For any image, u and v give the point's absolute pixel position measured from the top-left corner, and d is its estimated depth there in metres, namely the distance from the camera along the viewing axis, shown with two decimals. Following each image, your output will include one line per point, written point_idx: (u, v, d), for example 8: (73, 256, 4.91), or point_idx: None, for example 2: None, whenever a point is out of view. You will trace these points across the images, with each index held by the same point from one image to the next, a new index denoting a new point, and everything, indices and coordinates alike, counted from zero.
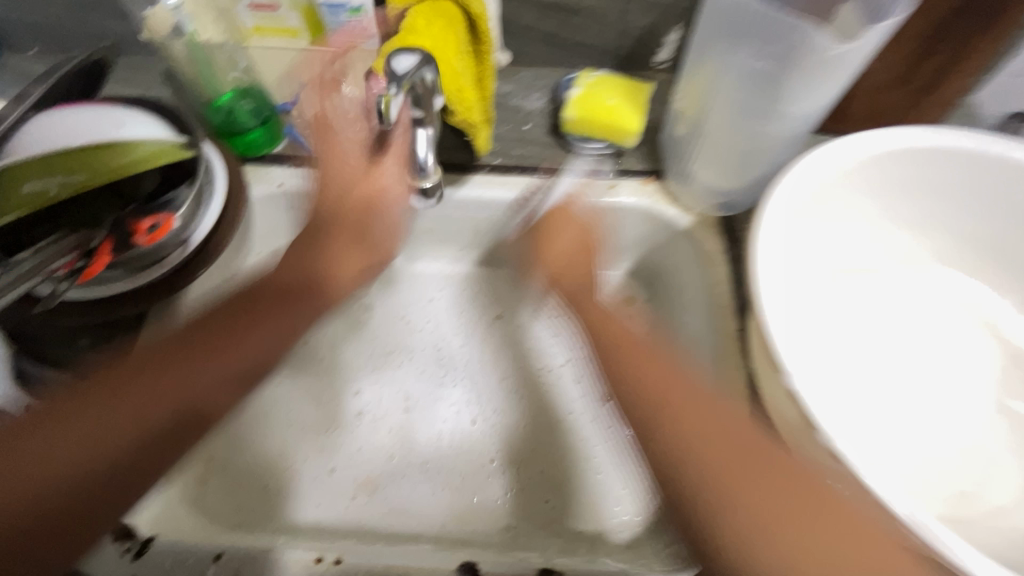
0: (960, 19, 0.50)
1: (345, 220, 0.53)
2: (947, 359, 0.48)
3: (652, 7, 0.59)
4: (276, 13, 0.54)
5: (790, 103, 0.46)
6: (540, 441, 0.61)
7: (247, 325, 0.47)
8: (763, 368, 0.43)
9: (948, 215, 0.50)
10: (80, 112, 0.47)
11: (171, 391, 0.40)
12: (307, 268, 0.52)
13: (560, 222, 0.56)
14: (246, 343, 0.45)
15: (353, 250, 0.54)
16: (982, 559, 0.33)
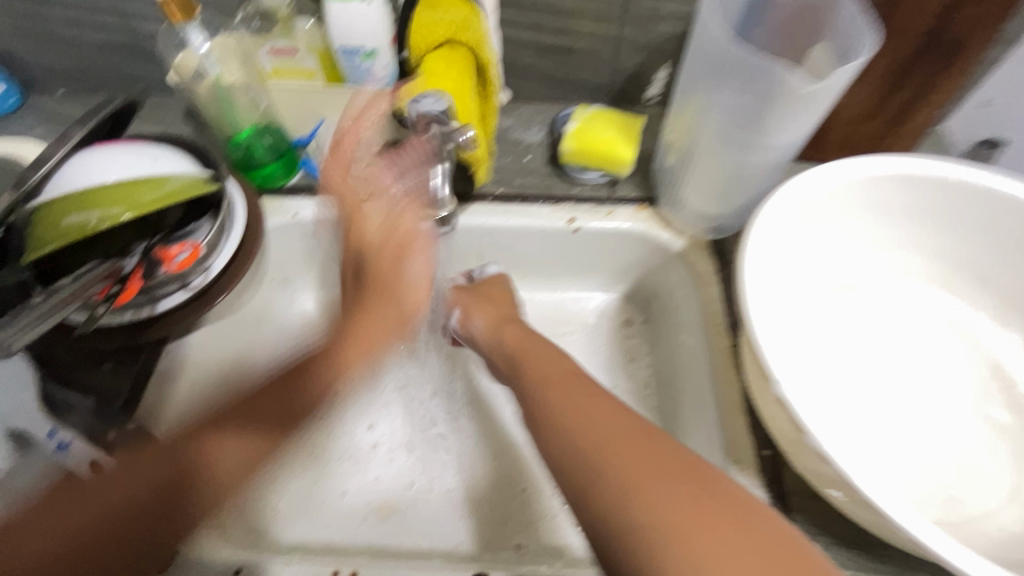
0: (925, 56, 0.55)
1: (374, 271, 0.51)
2: (932, 374, 0.50)
3: (642, 47, 0.64)
4: (296, 56, 0.59)
5: (773, 135, 0.50)
6: (524, 459, 0.63)
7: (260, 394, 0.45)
8: (757, 380, 0.45)
9: (925, 234, 0.53)
10: (116, 151, 0.50)
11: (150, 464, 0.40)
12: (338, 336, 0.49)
13: (491, 284, 0.64)
14: (255, 411, 0.44)
15: (380, 316, 0.50)
16: (974, 558, 0.35)
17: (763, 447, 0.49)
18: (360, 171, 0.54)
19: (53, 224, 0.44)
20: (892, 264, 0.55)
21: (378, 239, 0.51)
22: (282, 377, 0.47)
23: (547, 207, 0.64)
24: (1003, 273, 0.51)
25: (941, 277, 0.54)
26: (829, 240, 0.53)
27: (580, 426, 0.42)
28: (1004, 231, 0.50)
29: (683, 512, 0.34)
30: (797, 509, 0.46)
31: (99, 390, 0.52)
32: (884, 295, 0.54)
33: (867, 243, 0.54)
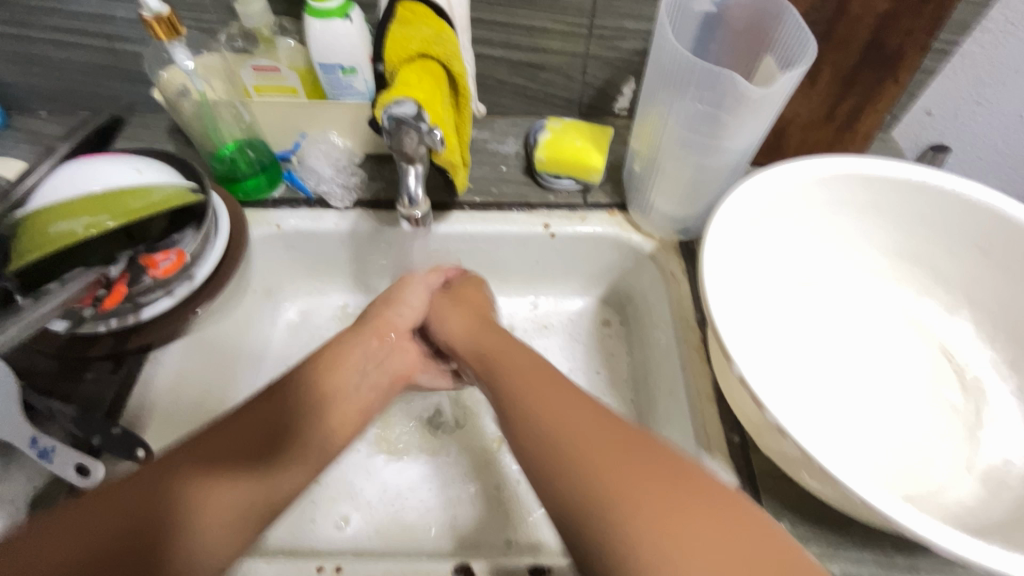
0: (866, 67, 0.59)
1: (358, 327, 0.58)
2: (888, 359, 0.53)
3: (608, 63, 0.68)
4: (277, 74, 0.61)
5: (729, 138, 0.53)
6: (496, 458, 0.63)
7: (250, 420, 0.47)
8: (722, 364, 0.48)
9: (874, 229, 0.57)
10: (100, 162, 0.51)
11: (166, 490, 0.39)
12: (359, 364, 0.55)
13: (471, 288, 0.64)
14: (251, 444, 0.45)
15: (354, 351, 0.55)
16: (941, 528, 0.37)
17: (734, 433, 0.51)
18: (369, 327, 0.58)
19: (38, 232, 0.45)
20: (846, 257, 0.58)
21: (388, 314, 0.60)
22: (280, 405, 0.48)
23: (523, 213, 0.67)
24: (946, 264, 0.55)
25: (892, 269, 0.58)
26: (788, 236, 0.56)
27: (527, 389, 0.45)
28: (945, 224, 0.53)
29: (597, 449, 0.38)
30: (766, 491, 0.48)
31: (81, 398, 0.52)
32: (839, 289, 0.58)
33: (823, 238, 0.58)
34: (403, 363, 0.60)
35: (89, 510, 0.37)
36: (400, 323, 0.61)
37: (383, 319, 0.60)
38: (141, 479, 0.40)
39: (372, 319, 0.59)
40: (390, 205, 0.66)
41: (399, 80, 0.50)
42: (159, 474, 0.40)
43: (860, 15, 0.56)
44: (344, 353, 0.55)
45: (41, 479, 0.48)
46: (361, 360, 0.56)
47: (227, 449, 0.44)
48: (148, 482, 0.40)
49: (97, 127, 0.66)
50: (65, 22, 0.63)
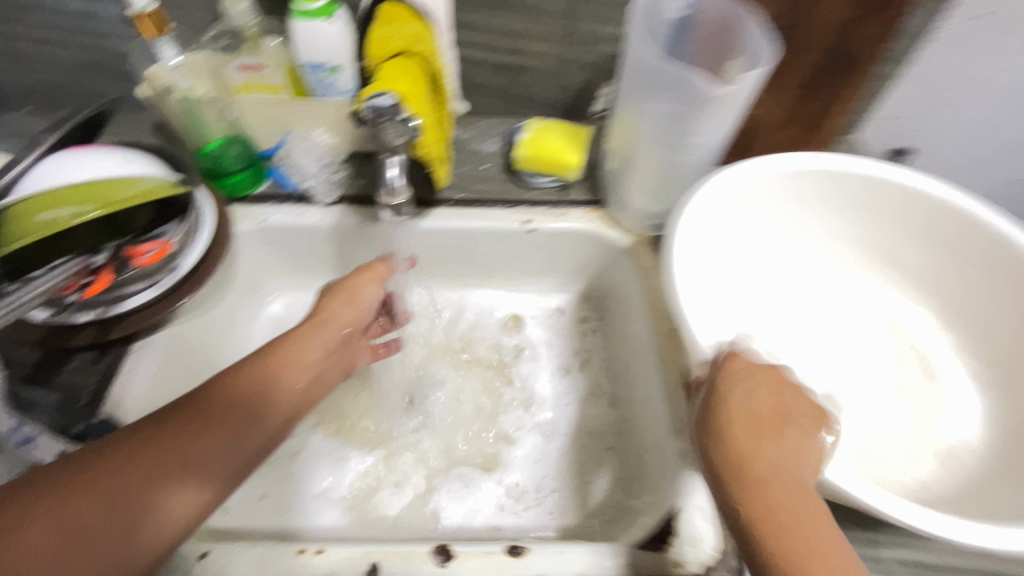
0: (829, 71, 0.63)
1: (319, 314, 0.56)
2: (852, 346, 0.56)
3: (586, 65, 0.71)
4: (261, 71, 0.63)
5: (699, 134, 0.56)
6: (482, 450, 0.66)
7: (221, 408, 0.46)
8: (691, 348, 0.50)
9: (835, 221, 0.59)
10: (86, 154, 0.52)
11: (134, 470, 0.41)
12: (317, 353, 0.54)
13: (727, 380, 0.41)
14: (218, 430, 0.45)
15: (313, 340, 0.54)
16: (906, 505, 0.39)
17: None
18: (333, 319, 0.56)
19: (23, 220, 0.46)
20: (811, 248, 0.61)
21: (350, 306, 0.58)
22: (249, 395, 0.48)
23: (504, 210, 0.69)
24: (905, 255, 0.58)
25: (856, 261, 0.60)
26: (751, 229, 0.59)
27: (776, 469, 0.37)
28: (900, 216, 0.56)
29: None
30: None
31: (62, 387, 0.52)
32: (805, 281, 0.60)
33: (786, 232, 0.60)
34: (347, 359, 0.58)
35: (66, 485, 0.39)
36: (360, 307, 0.58)
37: (339, 308, 0.57)
38: (110, 456, 0.41)
39: (335, 309, 0.57)
40: (374, 202, 0.68)
41: (380, 76, 0.52)
42: (129, 454, 0.42)
43: (821, 21, 0.58)
44: (301, 345, 0.53)
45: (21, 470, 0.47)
46: (320, 348, 0.54)
47: (194, 431, 0.45)
48: (122, 459, 0.41)
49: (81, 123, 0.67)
50: (49, 20, 0.64)
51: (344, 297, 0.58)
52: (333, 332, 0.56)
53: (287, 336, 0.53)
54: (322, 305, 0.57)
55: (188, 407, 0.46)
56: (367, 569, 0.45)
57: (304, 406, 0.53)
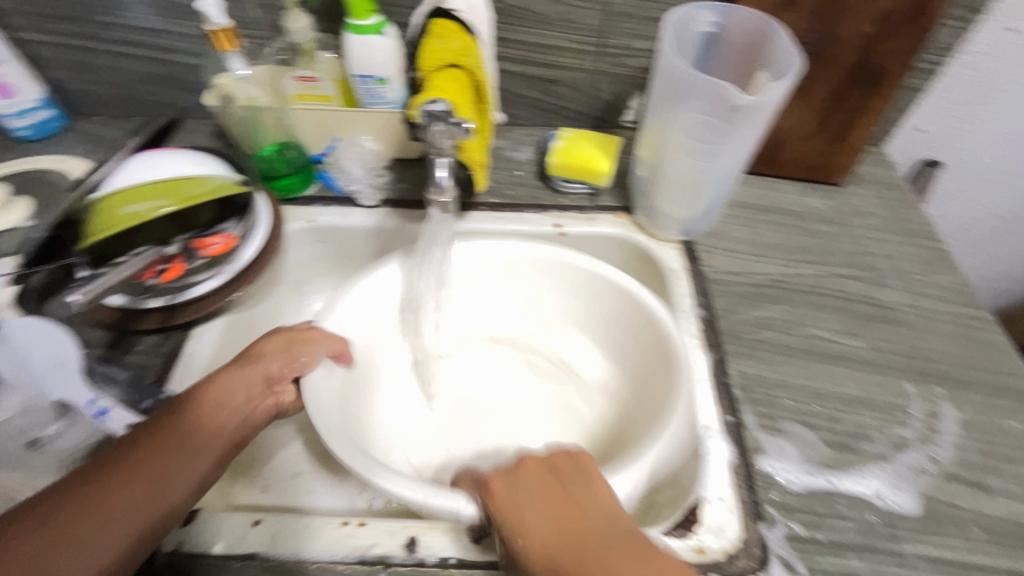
0: (855, 83, 0.64)
1: (251, 353, 0.52)
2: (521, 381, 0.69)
3: (617, 78, 0.74)
4: (316, 83, 0.68)
5: (728, 143, 0.59)
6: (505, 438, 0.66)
7: (143, 455, 0.42)
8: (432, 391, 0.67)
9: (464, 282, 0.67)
10: (164, 155, 0.58)
11: (49, 535, 0.37)
12: (240, 398, 0.49)
13: (507, 493, 0.42)
14: (146, 475, 0.41)
15: (236, 386, 0.49)
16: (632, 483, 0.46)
17: (729, 414, 0.54)
18: (257, 366, 0.51)
19: (111, 211, 0.52)
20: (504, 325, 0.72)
21: (280, 351, 0.52)
22: (174, 440, 0.44)
23: (536, 214, 0.72)
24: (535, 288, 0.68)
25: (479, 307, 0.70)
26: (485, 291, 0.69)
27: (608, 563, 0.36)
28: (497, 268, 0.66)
29: None
30: (760, 466, 0.51)
31: (132, 366, 0.57)
32: (509, 336, 0.71)
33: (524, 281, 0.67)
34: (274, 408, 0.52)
35: None
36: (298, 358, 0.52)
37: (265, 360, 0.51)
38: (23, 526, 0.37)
39: (259, 351, 0.52)
40: (414, 204, 0.72)
41: (431, 86, 0.57)
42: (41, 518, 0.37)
43: (848, 37, 0.61)
44: (221, 391, 0.48)
45: (93, 438, 0.52)
46: (239, 391, 0.49)
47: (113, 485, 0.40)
48: (30, 524, 0.37)
49: (150, 130, 0.73)
50: (126, 36, 0.70)
51: (282, 338, 0.53)
52: (260, 378, 0.51)
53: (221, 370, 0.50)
54: (253, 353, 0.52)
55: (107, 457, 0.42)
56: (404, 542, 0.48)
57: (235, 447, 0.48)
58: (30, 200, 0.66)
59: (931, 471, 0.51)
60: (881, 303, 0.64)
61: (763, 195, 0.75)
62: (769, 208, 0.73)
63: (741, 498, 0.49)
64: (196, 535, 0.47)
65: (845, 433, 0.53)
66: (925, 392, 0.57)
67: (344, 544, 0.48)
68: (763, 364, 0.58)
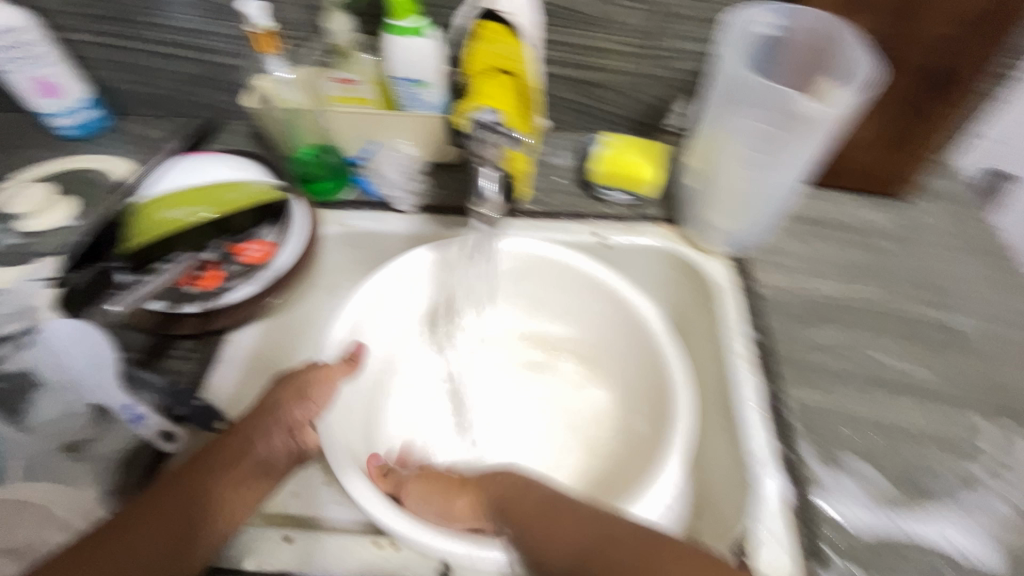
0: (925, 89, 0.59)
1: (274, 394, 0.51)
2: (551, 395, 0.69)
3: (663, 82, 0.71)
4: (354, 86, 0.66)
5: (788, 155, 0.55)
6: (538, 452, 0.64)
7: (170, 498, 0.43)
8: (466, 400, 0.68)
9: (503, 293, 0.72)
10: (204, 162, 0.58)
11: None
12: (264, 446, 0.48)
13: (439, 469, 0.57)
14: (172, 516, 0.42)
15: (262, 430, 0.48)
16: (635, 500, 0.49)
17: (785, 446, 0.51)
18: (278, 408, 0.50)
19: (151, 219, 0.53)
20: (531, 331, 0.73)
21: (297, 392, 0.51)
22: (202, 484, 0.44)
23: (575, 223, 0.69)
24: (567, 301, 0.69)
25: (520, 317, 0.73)
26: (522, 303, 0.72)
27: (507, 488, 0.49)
28: (534, 278, 0.69)
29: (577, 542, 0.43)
30: (817, 503, 0.48)
31: (170, 372, 0.57)
32: (547, 350, 0.72)
33: (559, 295, 0.69)
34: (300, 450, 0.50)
35: None
36: (314, 400, 0.51)
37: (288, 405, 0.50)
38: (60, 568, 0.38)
39: (279, 392, 0.51)
40: (451, 210, 0.70)
41: (477, 91, 0.59)
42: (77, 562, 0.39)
43: (920, 40, 0.56)
44: (246, 439, 0.47)
45: (128, 444, 0.50)
46: (264, 436, 0.48)
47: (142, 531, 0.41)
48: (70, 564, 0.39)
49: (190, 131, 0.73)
50: (170, 37, 0.70)
51: (298, 378, 0.52)
52: (284, 419, 0.49)
53: (250, 415, 0.49)
54: (276, 394, 0.51)
55: (140, 500, 0.43)
56: (436, 570, 0.47)
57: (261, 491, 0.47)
58: (72, 199, 0.66)
59: (1009, 517, 0.48)
60: (949, 328, 0.60)
61: (819, 207, 0.70)
62: (826, 222, 0.69)
63: (797, 536, 0.47)
64: (230, 556, 0.47)
65: (912, 471, 0.50)
66: (998, 427, 0.53)
67: (375, 568, 0.48)
68: (820, 392, 0.55)
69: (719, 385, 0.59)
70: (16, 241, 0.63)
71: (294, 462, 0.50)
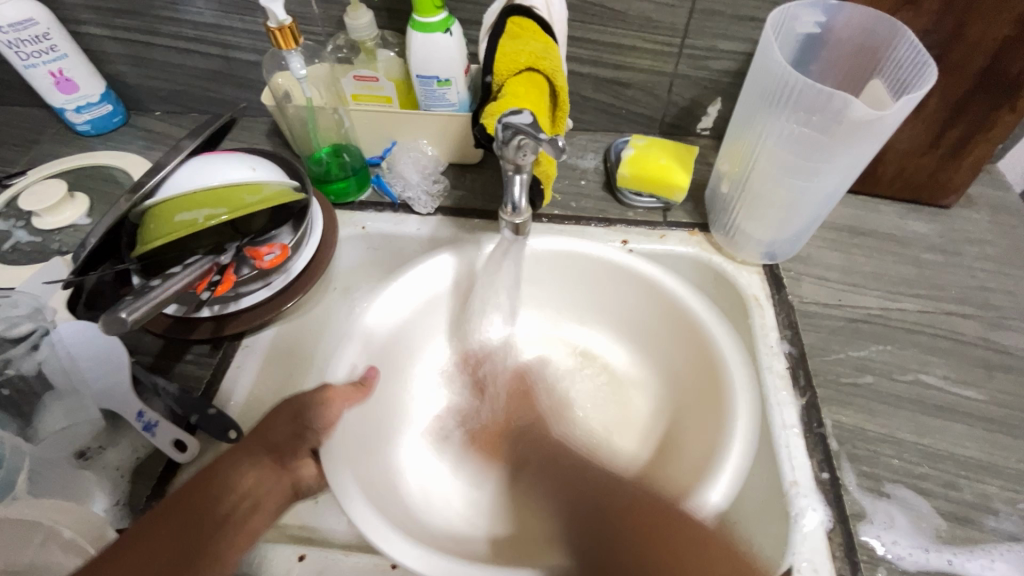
0: (981, 93, 0.56)
1: (273, 419, 0.47)
2: (593, 391, 0.64)
3: (696, 82, 0.68)
4: (376, 83, 0.64)
5: (833, 163, 0.52)
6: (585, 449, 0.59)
7: (144, 544, 0.38)
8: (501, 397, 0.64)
9: (533, 293, 0.68)
10: (222, 161, 0.56)
11: None
12: (254, 480, 0.43)
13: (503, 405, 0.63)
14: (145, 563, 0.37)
15: (254, 462, 0.44)
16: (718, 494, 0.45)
17: (824, 471, 0.48)
18: (268, 442, 0.46)
19: (163, 219, 0.50)
20: (561, 332, 0.69)
21: (295, 421, 0.47)
22: (182, 525, 0.39)
23: (601, 228, 0.66)
24: (607, 299, 0.65)
25: (553, 316, 0.69)
26: (558, 301, 0.68)
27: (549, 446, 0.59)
28: (570, 275, 0.64)
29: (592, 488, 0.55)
30: (859, 534, 0.45)
31: (181, 377, 0.56)
32: (589, 346, 0.68)
33: (596, 292, 0.65)
34: (296, 487, 0.46)
35: None
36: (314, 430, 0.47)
37: (279, 433, 0.47)
38: None
39: (278, 417, 0.47)
40: (473, 212, 0.68)
41: (507, 93, 0.53)
42: None
43: (978, 41, 0.52)
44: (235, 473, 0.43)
45: (142, 452, 0.51)
46: (254, 471, 0.43)
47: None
48: None
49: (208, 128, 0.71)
50: (186, 31, 0.69)
51: (295, 404, 0.48)
52: (278, 450, 0.45)
53: (241, 446, 0.45)
54: (269, 423, 0.47)
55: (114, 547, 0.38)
56: None
57: (249, 534, 0.41)
58: (87, 196, 0.65)
59: None
60: (1002, 349, 0.56)
61: (859, 216, 0.67)
62: (865, 232, 0.65)
63: (840, 570, 0.44)
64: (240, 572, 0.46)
65: (964, 504, 0.47)
66: None
67: None
68: (863, 415, 0.52)
69: None
70: (31, 238, 0.62)
71: (288, 500, 0.45)
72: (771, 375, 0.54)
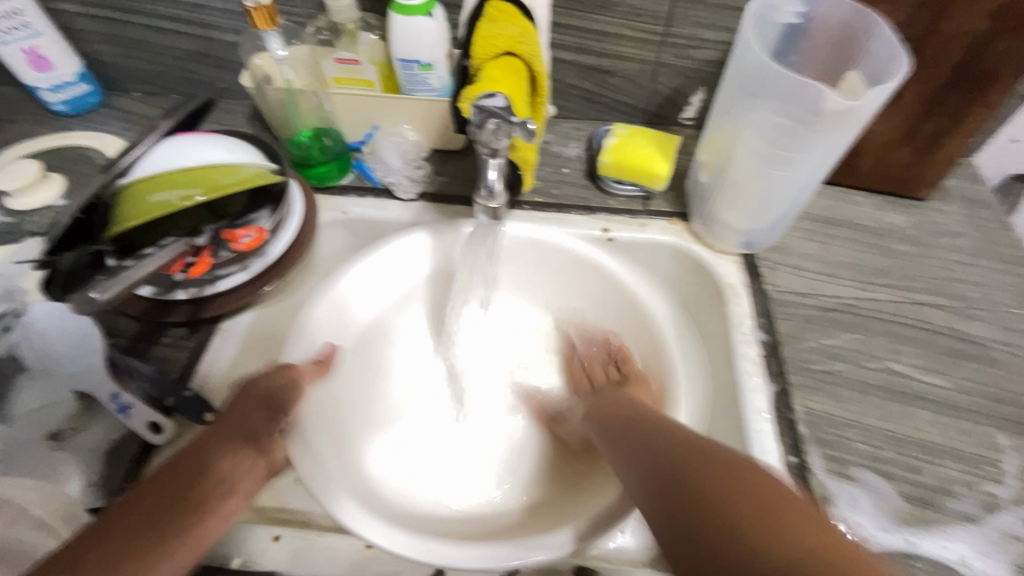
0: (957, 87, 0.56)
1: (241, 405, 0.47)
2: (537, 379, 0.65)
3: (679, 72, 0.68)
4: (357, 67, 0.63)
5: (810, 152, 0.52)
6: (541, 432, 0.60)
7: (121, 526, 0.37)
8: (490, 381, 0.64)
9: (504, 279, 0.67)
10: (198, 141, 0.55)
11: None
12: (229, 463, 0.43)
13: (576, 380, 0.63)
14: (125, 540, 0.36)
15: (227, 445, 0.44)
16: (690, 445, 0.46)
17: (793, 455, 0.50)
18: (239, 425, 0.46)
19: (137, 199, 0.50)
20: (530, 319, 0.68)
21: (265, 403, 0.48)
22: (161, 504, 0.39)
23: (583, 217, 0.66)
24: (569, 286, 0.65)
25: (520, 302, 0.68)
26: (520, 287, 0.67)
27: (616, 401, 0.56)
28: (537, 261, 0.64)
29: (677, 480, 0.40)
30: (824, 515, 0.47)
31: (157, 360, 0.56)
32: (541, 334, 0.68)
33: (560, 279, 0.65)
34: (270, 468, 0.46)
35: None
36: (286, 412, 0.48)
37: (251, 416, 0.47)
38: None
39: (247, 400, 0.48)
40: (455, 198, 0.68)
41: (484, 76, 0.54)
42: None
43: (954, 34, 0.53)
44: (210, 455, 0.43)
45: (115, 434, 0.51)
46: (229, 453, 0.44)
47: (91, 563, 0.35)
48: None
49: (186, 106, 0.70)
50: (164, 9, 0.67)
51: (264, 386, 0.48)
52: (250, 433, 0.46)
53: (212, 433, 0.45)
54: (237, 408, 0.47)
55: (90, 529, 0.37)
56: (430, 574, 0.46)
57: (227, 514, 0.41)
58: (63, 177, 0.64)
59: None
60: (969, 338, 0.57)
61: (836, 207, 0.68)
62: (842, 223, 0.66)
63: None
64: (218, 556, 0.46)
65: (926, 488, 0.49)
66: (1019, 445, 0.51)
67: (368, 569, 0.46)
68: (832, 401, 0.53)
69: (725, 390, 0.57)
70: (6, 218, 0.61)
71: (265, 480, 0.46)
72: (744, 362, 0.55)
